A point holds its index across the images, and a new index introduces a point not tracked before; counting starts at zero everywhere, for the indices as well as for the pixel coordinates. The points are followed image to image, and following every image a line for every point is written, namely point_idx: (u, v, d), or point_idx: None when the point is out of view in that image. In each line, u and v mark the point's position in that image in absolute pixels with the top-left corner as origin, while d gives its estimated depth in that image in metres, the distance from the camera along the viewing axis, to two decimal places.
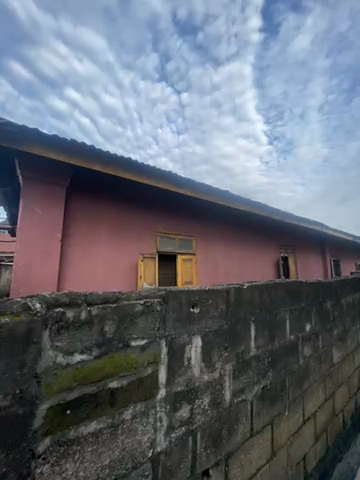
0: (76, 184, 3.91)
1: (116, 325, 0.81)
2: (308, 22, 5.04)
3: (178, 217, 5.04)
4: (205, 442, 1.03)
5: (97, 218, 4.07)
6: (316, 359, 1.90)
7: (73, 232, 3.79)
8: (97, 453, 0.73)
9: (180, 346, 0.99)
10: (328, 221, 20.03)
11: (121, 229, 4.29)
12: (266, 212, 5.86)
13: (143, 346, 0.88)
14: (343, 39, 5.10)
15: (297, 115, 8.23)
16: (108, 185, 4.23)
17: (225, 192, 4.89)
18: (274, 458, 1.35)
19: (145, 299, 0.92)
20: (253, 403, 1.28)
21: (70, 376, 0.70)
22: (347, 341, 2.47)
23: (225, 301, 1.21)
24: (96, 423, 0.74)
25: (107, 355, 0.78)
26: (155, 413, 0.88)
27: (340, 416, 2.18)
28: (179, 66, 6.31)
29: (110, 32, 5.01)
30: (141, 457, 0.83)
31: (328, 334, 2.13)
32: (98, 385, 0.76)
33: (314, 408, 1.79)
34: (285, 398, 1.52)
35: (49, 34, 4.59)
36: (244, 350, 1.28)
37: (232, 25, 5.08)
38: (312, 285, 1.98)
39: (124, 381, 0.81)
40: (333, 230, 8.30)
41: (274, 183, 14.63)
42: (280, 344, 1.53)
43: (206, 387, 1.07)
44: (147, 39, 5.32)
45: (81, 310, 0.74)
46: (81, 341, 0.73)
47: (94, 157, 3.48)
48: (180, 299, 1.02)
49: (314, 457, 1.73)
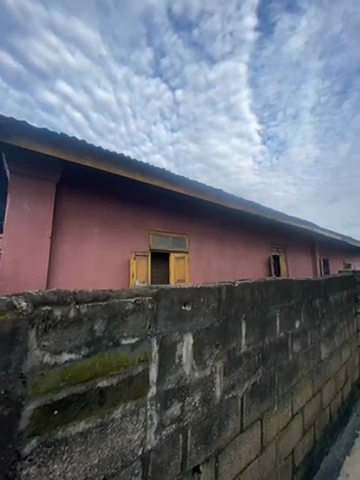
0: (66, 180, 3.82)
1: (106, 324, 0.80)
2: (303, 22, 5.15)
3: (171, 216, 5.03)
4: (196, 438, 1.03)
5: (88, 215, 3.99)
6: (305, 354, 1.95)
7: (63, 229, 3.72)
8: (85, 453, 0.72)
9: (171, 344, 0.99)
10: (319, 220, 20.54)
11: (113, 227, 4.23)
12: (258, 211, 5.93)
13: (134, 345, 0.87)
14: (337, 41, 5.35)
15: (291, 116, 8.36)
16: (99, 182, 4.14)
17: (219, 190, 4.91)
18: (263, 453, 1.38)
19: (136, 298, 0.90)
20: (243, 399, 1.30)
21: (58, 376, 0.68)
22: (334, 338, 2.54)
23: (216, 299, 1.22)
24: (85, 423, 0.73)
25: (96, 354, 0.77)
26: (145, 412, 0.87)
27: (327, 410, 2.24)
28: (173, 63, 6.19)
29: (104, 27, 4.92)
30: (131, 456, 0.82)
31: (317, 330, 2.19)
32: (87, 385, 0.74)
33: (302, 402, 1.84)
34: (274, 394, 1.55)
35: (40, 25, 4.50)
36: (235, 347, 1.29)
37: (227, 23, 5.18)
38: (302, 283, 2.02)
39: (114, 380, 0.81)
40: (323, 230, 8.51)
41: (266, 183, 14.79)
42: (270, 340, 1.56)
43: (197, 385, 1.07)
44: (141, 33, 5.25)
45: (70, 309, 0.72)
46: (69, 341, 0.71)
47: (86, 152, 3.41)
48: (172, 297, 1.01)
49: (302, 450, 1.78)
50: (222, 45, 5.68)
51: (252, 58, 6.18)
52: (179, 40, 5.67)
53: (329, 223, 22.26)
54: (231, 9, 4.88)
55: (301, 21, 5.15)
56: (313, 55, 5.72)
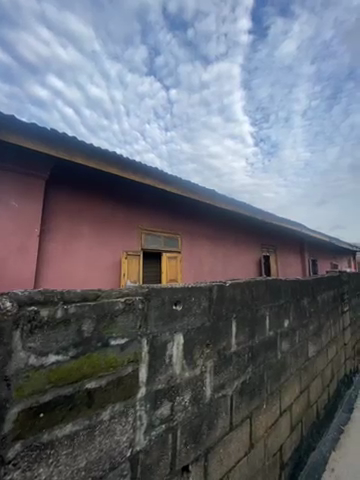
0: (56, 178, 3.74)
1: (94, 325, 0.78)
2: (295, 27, 5.30)
3: (163, 215, 5.02)
4: (185, 438, 1.03)
5: (78, 213, 3.91)
6: (293, 353, 1.99)
7: (52, 228, 3.64)
8: (72, 456, 0.70)
9: (161, 344, 0.99)
10: (307, 221, 21.11)
11: (104, 226, 4.17)
12: (250, 211, 6.01)
13: (123, 346, 0.86)
14: (327, 47, 5.58)
15: (282, 119, 8.53)
16: (90, 179, 4.07)
17: (212, 190, 4.94)
18: (252, 451, 1.40)
19: (127, 298, 0.89)
20: (233, 397, 1.32)
21: (44, 378, 0.66)
22: (321, 337, 2.61)
23: (207, 299, 1.22)
24: (72, 426, 0.71)
25: (84, 355, 0.75)
26: (134, 413, 0.87)
27: (314, 407, 2.30)
28: (168, 62, 6.17)
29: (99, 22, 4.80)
30: (119, 457, 0.81)
31: (305, 329, 2.24)
32: (74, 387, 0.73)
33: (290, 400, 1.88)
34: (263, 392, 1.57)
35: (31, 17, 4.26)
36: (225, 346, 1.30)
37: (222, 25, 5.22)
38: (291, 283, 2.06)
39: (102, 381, 0.79)
40: (311, 231, 8.74)
41: (258, 184, 15.01)
42: (259, 339, 1.58)
43: (187, 384, 1.07)
44: (135, 30, 5.19)
45: (57, 309, 0.70)
46: (56, 341, 0.70)
47: (77, 149, 3.34)
48: (163, 297, 1.01)
49: (290, 447, 1.82)
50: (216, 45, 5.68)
51: (246, 61, 6.32)
52: (174, 38, 5.75)
53: (317, 223, 22.92)
54: (226, 10, 4.93)
55: (294, 25, 5.31)
56: (305, 60, 5.88)
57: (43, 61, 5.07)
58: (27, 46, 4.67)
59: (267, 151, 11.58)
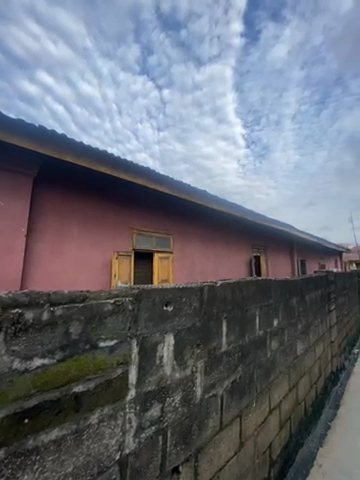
0: (44, 176, 3.64)
1: (83, 326, 0.77)
2: (286, 32, 5.43)
3: (156, 216, 4.99)
4: (175, 439, 1.03)
5: (67, 212, 3.83)
6: (282, 352, 2.03)
7: (40, 227, 3.53)
8: (59, 461, 0.69)
9: (151, 346, 0.98)
10: (297, 222, 21.65)
11: (95, 226, 4.11)
12: (241, 212, 6.08)
13: (112, 347, 0.85)
14: (316, 53, 5.76)
15: (273, 122, 8.71)
16: (80, 178, 3.99)
17: (203, 191, 4.96)
18: (242, 449, 1.41)
19: (116, 299, 0.88)
20: (223, 397, 1.33)
21: (28, 383, 0.64)
22: (309, 335, 2.67)
23: (198, 299, 1.22)
24: (59, 430, 0.69)
25: (72, 357, 0.73)
26: (123, 415, 0.85)
27: (302, 404, 2.36)
28: (161, 61, 6.15)
29: (90, 19, 4.69)
30: (108, 461, 0.80)
31: (293, 327, 2.29)
32: (61, 391, 0.71)
33: (279, 398, 1.91)
34: (253, 390, 1.59)
35: (21, 12, 4.13)
36: (216, 346, 1.31)
37: (215, 26, 5.25)
38: (280, 283, 2.10)
39: (90, 384, 0.78)
40: (300, 231, 8.96)
41: (249, 186, 15.23)
42: (249, 338, 1.60)
43: (177, 385, 1.07)
44: (128, 28, 5.14)
45: (44, 311, 0.68)
46: (42, 344, 0.68)
47: (67, 147, 3.26)
48: (153, 298, 1.00)
49: (279, 444, 1.85)
50: (209, 47, 5.75)
51: (237, 64, 6.32)
52: (167, 38, 5.69)
53: (306, 225, 23.54)
54: (219, 13, 4.96)
55: (285, 31, 5.43)
56: (296, 64, 6.06)
57: (32, 57, 4.93)
58: (14, 39, 4.50)
59: (258, 154, 11.78)
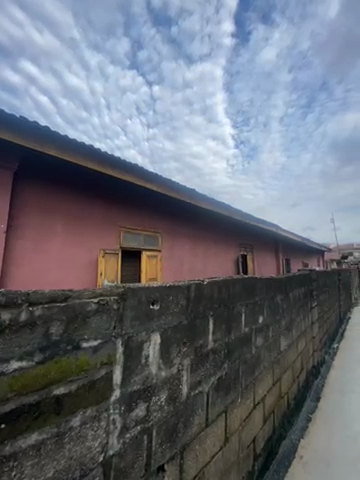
0: (26, 170, 3.49)
1: (64, 326, 0.74)
2: (275, 35, 5.51)
3: (144, 213, 4.94)
4: (161, 438, 1.03)
5: (51, 208, 3.69)
6: (266, 348, 2.08)
7: (21, 223, 3.38)
8: (39, 466, 0.66)
9: (137, 345, 0.96)
10: (282, 222, 22.31)
11: (80, 223, 4.00)
12: (229, 211, 6.17)
13: (96, 347, 0.82)
14: (304, 57, 5.91)
15: (261, 123, 8.87)
16: (65, 173, 3.86)
17: (192, 189, 4.98)
18: (227, 444, 1.44)
19: (100, 298, 0.85)
20: (209, 394, 1.34)
21: (5, 387, 0.61)
22: (292, 331, 2.76)
23: (185, 297, 1.22)
24: (38, 435, 0.66)
25: (52, 359, 0.71)
26: (107, 416, 0.84)
27: (285, 398, 2.44)
28: (151, 58, 6.02)
29: (78, 8, 4.44)
30: (91, 463, 0.78)
31: (278, 324, 2.36)
32: (41, 394, 0.68)
33: (263, 392, 1.97)
34: (238, 386, 1.62)
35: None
36: (202, 344, 1.32)
37: (206, 25, 5.21)
38: (265, 281, 2.15)
39: (72, 385, 0.75)
40: (285, 231, 9.24)
41: (238, 186, 15.45)
42: (235, 335, 1.63)
43: (163, 383, 1.06)
44: (118, 21, 4.99)
45: (21, 311, 0.65)
46: (20, 346, 0.65)
47: (50, 140, 3.14)
48: (139, 296, 0.98)
49: (263, 437, 1.91)
50: (200, 45, 5.68)
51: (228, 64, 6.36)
52: (158, 34, 5.58)
53: (291, 225, 24.31)
54: (210, 11, 4.93)
55: (274, 33, 5.52)
56: (284, 68, 6.21)
57: (16, 45, 4.62)
58: None
59: (247, 155, 11.97)
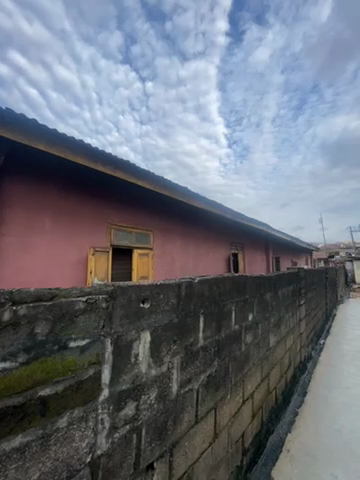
0: (12, 164, 3.37)
1: (51, 325, 0.72)
2: (269, 36, 5.55)
3: (135, 211, 4.89)
4: (150, 436, 1.02)
5: (38, 204, 3.58)
6: (256, 344, 2.12)
7: (7, 219, 3.27)
8: (23, 470, 0.64)
9: (127, 344, 0.95)
10: (273, 221, 22.72)
11: (69, 219, 3.90)
12: (221, 210, 6.21)
13: (84, 347, 0.81)
14: (296, 59, 6.00)
15: (254, 123, 8.93)
16: (53, 168, 3.76)
17: (184, 187, 4.97)
18: (216, 440, 1.46)
19: (89, 297, 0.84)
20: (199, 391, 1.35)
21: None
22: (281, 327, 2.83)
23: (176, 295, 1.22)
24: (23, 437, 0.64)
25: (37, 360, 0.69)
26: (95, 417, 0.82)
27: (273, 393, 2.50)
28: (145, 53, 5.91)
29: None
30: (78, 464, 0.77)
31: (267, 321, 2.41)
32: (25, 396, 0.66)
33: (252, 388, 2.00)
34: (227, 383, 1.64)
35: None
36: (192, 342, 1.32)
37: (200, 23, 5.16)
38: (255, 279, 2.18)
39: (59, 386, 0.73)
40: (275, 230, 9.42)
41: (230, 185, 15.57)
42: (225, 333, 1.64)
43: (153, 381, 1.06)
44: (109, 14, 4.86)
45: (4, 311, 0.63)
46: (3, 347, 0.62)
47: (38, 134, 3.03)
48: (129, 294, 0.97)
49: (251, 432, 1.95)
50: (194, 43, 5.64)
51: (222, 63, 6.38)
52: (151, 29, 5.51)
53: (281, 224, 24.80)
54: (204, 8, 4.88)
55: (268, 34, 5.55)
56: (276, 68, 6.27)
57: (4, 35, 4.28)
58: None
59: (239, 154, 12.06)
